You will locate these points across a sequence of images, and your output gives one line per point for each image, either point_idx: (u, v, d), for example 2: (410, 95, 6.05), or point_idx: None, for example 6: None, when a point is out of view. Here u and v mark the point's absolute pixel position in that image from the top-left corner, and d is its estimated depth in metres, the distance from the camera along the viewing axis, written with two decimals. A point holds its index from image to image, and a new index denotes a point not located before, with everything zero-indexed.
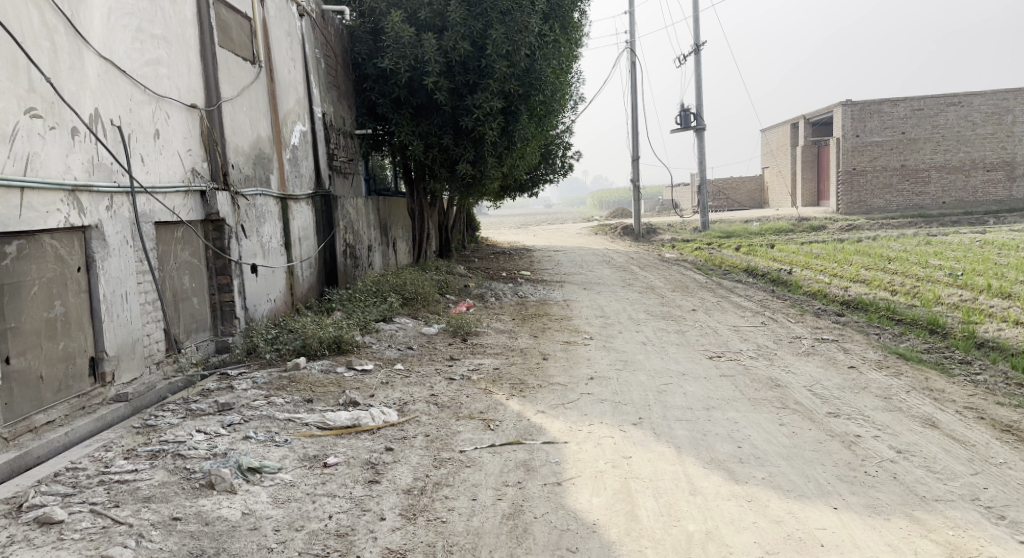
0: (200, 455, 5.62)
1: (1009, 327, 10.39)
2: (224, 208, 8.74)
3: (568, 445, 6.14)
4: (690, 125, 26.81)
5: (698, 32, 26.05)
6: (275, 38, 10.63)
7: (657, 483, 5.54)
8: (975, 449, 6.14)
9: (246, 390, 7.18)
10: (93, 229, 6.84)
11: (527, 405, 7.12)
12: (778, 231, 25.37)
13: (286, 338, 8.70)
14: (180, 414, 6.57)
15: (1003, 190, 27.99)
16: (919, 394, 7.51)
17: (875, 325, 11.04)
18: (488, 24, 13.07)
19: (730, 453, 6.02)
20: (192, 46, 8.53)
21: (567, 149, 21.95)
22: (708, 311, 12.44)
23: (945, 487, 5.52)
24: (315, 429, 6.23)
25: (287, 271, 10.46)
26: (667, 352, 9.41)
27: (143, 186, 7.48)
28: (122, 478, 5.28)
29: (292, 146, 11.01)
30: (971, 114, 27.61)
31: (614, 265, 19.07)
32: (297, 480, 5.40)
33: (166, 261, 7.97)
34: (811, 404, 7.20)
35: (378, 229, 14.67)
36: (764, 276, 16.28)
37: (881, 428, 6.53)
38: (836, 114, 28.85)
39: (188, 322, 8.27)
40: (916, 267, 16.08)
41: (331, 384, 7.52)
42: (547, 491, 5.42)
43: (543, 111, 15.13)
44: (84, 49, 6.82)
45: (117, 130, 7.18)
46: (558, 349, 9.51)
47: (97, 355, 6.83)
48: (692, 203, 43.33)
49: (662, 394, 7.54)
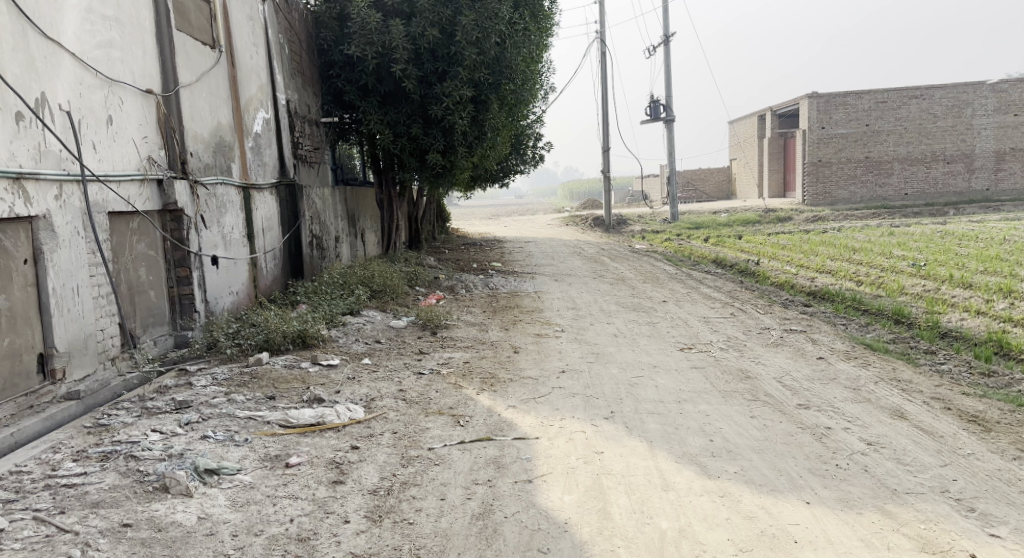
0: (154, 456, 5.36)
1: (973, 316, 10.42)
2: (183, 198, 8.43)
3: (539, 441, 5.98)
4: (660, 116, 26.76)
5: (667, 23, 26.00)
6: (236, 22, 10.30)
7: (628, 479, 5.40)
8: (944, 440, 6.07)
9: (206, 387, 6.91)
10: (41, 220, 6.54)
11: (498, 400, 6.95)
12: (747, 222, 25.42)
13: (248, 332, 8.42)
14: (135, 413, 6.31)
15: (963, 181, 28.31)
16: (888, 385, 7.46)
17: (841, 316, 11.03)
18: (457, 11, 12.83)
19: (703, 448, 5.89)
20: (147, 29, 8.22)
21: (537, 140, 21.79)
22: (678, 302, 12.36)
23: (915, 479, 5.45)
24: (277, 427, 6.01)
25: (250, 263, 10.17)
26: (638, 344, 9.29)
27: (96, 175, 7.19)
28: (69, 482, 5.02)
29: (255, 133, 10.69)
30: (932, 107, 27.87)
31: (584, 257, 18.90)
32: (257, 481, 5.18)
33: (121, 254, 7.67)
34: (781, 395, 7.11)
35: (345, 220, 14.40)
36: (732, 267, 16.25)
37: (851, 420, 6.45)
38: (802, 106, 28.98)
39: (145, 316, 7.99)
40: (880, 257, 16.17)
41: (294, 380, 7.27)
42: (517, 489, 5.25)
43: (514, 100, 14.94)
44: (29, 30, 6.51)
45: (66, 116, 6.88)
46: (528, 341, 9.37)
47: (47, 352, 6.54)
48: (662, 195, 43.21)
49: (634, 387, 7.42)
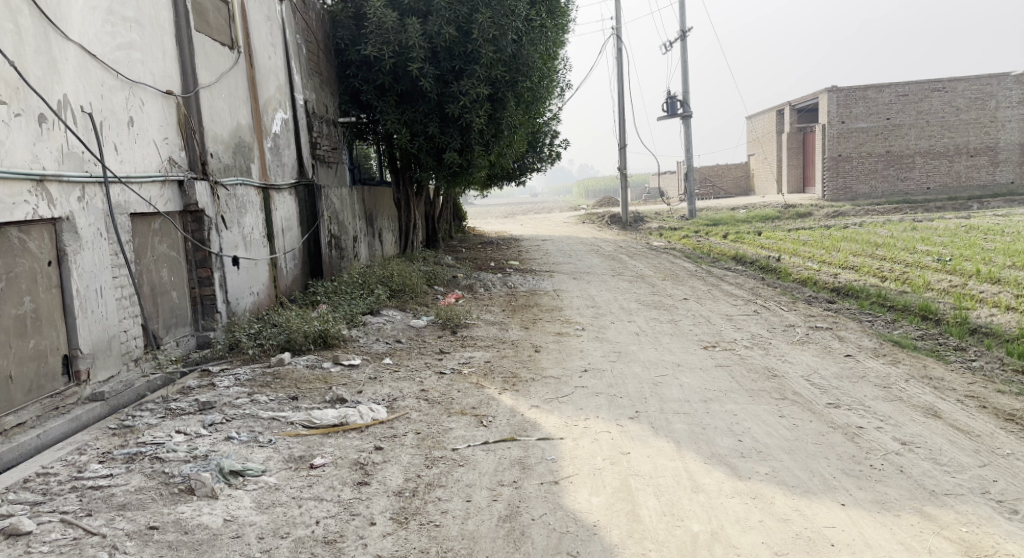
0: (179, 457, 5.35)
1: (1002, 312, 10.25)
2: (204, 199, 8.43)
3: (564, 441, 5.92)
4: (677, 112, 26.59)
5: (684, 18, 25.83)
6: (254, 23, 10.30)
7: (657, 481, 5.33)
8: (981, 440, 5.95)
9: (228, 388, 6.90)
10: (64, 221, 6.56)
11: (520, 400, 6.90)
12: (766, 218, 25.22)
13: (269, 332, 8.41)
14: (159, 413, 6.31)
15: (987, 175, 27.95)
16: (919, 383, 7.34)
17: (867, 313, 10.89)
18: (473, 9, 12.78)
19: (731, 448, 5.80)
20: (167, 30, 8.22)
21: (553, 137, 21.71)
22: (699, 300, 12.26)
23: (953, 480, 5.34)
24: (300, 428, 5.98)
25: (270, 263, 10.18)
26: (661, 342, 9.21)
27: (118, 176, 7.20)
28: (96, 484, 5.01)
29: (273, 133, 10.69)
30: (955, 100, 27.51)
31: (602, 254, 18.83)
32: (281, 483, 5.15)
33: (143, 255, 7.69)
34: (809, 394, 7.01)
35: (363, 219, 14.39)
36: (753, 263, 16.10)
37: (883, 419, 6.35)
38: (821, 100, 28.70)
39: (167, 317, 8.01)
40: (904, 253, 15.98)
41: (316, 380, 7.26)
42: (544, 490, 5.20)
43: (530, 98, 14.86)
44: (51, 33, 6.52)
45: (87, 117, 6.89)
46: (550, 340, 9.30)
47: (72, 353, 6.56)
48: (678, 191, 42.95)
49: (658, 386, 7.34)
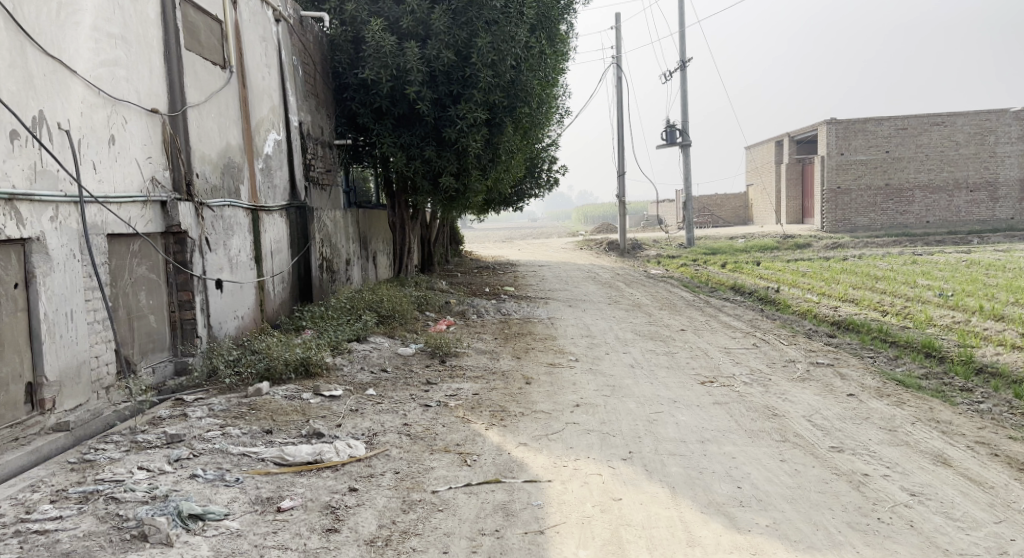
0: (136, 498, 5.02)
1: (1008, 351, 9.93)
2: (187, 220, 8.13)
3: (552, 484, 5.58)
4: (675, 141, 26.45)
5: (684, 48, 25.77)
6: (248, 42, 10.07)
7: (650, 532, 4.99)
8: (996, 493, 5.61)
9: (201, 419, 6.57)
10: (34, 242, 6.27)
11: (508, 436, 6.56)
12: (764, 248, 24.96)
13: (249, 360, 8.07)
14: (124, 446, 5.96)
15: (986, 210, 27.76)
16: (926, 426, 7.01)
17: (869, 348, 10.57)
18: (473, 33, 12.57)
19: (730, 496, 5.46)
20: (155, 48, 7.97)
21: (553, 163, 21.55)
22: (697, 331, 11.94)
23: (968, 538, 5.02)
24: (271, 465, 5.66)
25: (256, 286, 9.85)
26: (657, 376, 8.87)
27: (95, 196, 6.92)
28: (42, 528, 4.69)
29: (265, 155, 10.42)
30: (954, 134, 27.41)
31: (598, 282, 18.53)
32: (245, 528, 4.83)
33: (120, 277, 7.38)
34: (812, 436, 6.68)
35: (356, 242, 14.15)
36: (751, 294, 15.81)
37: (890, 466, 6.01)
38: (820, 131, 28.57)
39: (144, 341, 7.68)
40: (904, 287, 15.69)
41: (294, 412, 6.91)
42: (528, 541, 4.86)
43: (529, 124, 14.65)
44: (28, 46, 6.27)
45: (64, 135, 6.62)
46: (542, 372, 8.97)
47: (36, 380, 6.24)
48: (678, 219, 42.91)
49: (654, 424, 7.00)
